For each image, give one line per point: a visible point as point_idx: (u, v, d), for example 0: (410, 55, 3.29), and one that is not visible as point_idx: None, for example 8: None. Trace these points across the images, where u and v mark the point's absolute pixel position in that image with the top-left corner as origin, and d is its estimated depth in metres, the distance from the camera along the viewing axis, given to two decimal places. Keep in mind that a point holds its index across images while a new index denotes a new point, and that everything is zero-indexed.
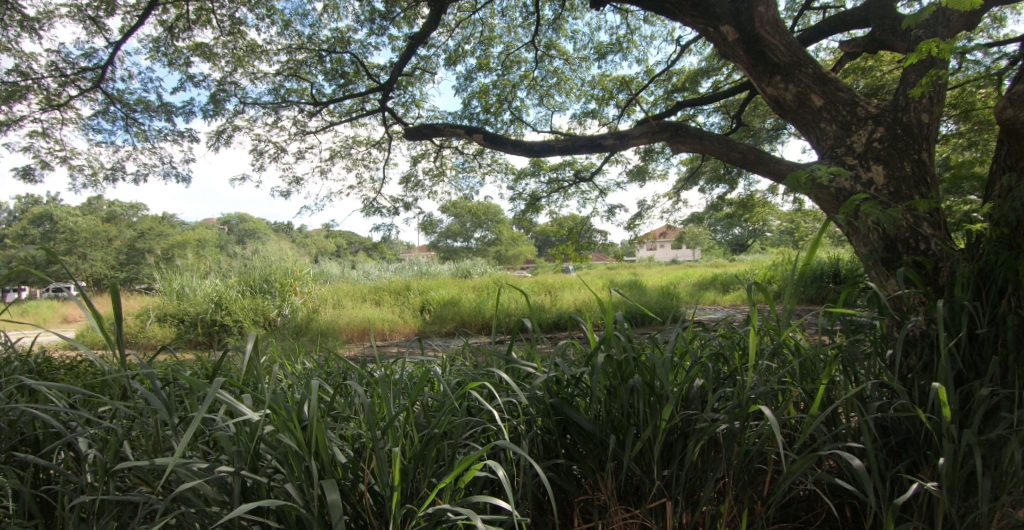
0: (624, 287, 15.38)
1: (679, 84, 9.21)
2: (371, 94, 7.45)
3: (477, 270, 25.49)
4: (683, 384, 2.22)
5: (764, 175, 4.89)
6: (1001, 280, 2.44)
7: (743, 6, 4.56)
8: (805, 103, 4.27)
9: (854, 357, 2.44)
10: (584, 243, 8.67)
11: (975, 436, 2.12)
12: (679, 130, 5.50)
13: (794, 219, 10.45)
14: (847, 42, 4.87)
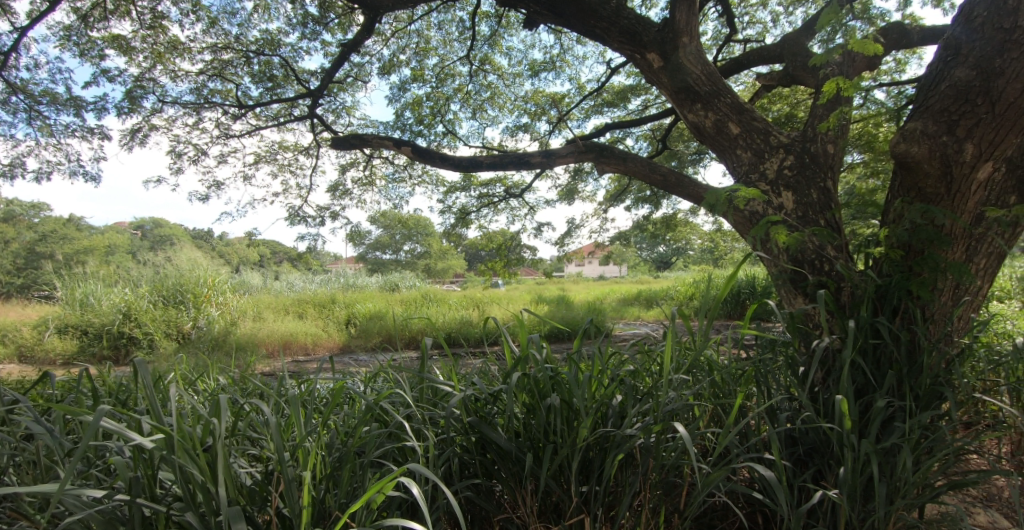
0: (554, 302, 15.54)
1: (609, 102, 9.42)
2: (300, 100, 7.22)
3: (408, 281, 24.94)
4: (601, 400, 2.26)
5: (684, 199, 4.92)
6: (895, 300, 2.59)
7: (668, 36, 4.50)
8: (723, 130, 4.19)
9: (765, 372, 2.56)
10: (513, 259, 8.31)
11: (869, 445, 2.27)
12: (603, 150, 5.30)
13: (714, 239, 10.92)
14: (765, 74, 5.15)
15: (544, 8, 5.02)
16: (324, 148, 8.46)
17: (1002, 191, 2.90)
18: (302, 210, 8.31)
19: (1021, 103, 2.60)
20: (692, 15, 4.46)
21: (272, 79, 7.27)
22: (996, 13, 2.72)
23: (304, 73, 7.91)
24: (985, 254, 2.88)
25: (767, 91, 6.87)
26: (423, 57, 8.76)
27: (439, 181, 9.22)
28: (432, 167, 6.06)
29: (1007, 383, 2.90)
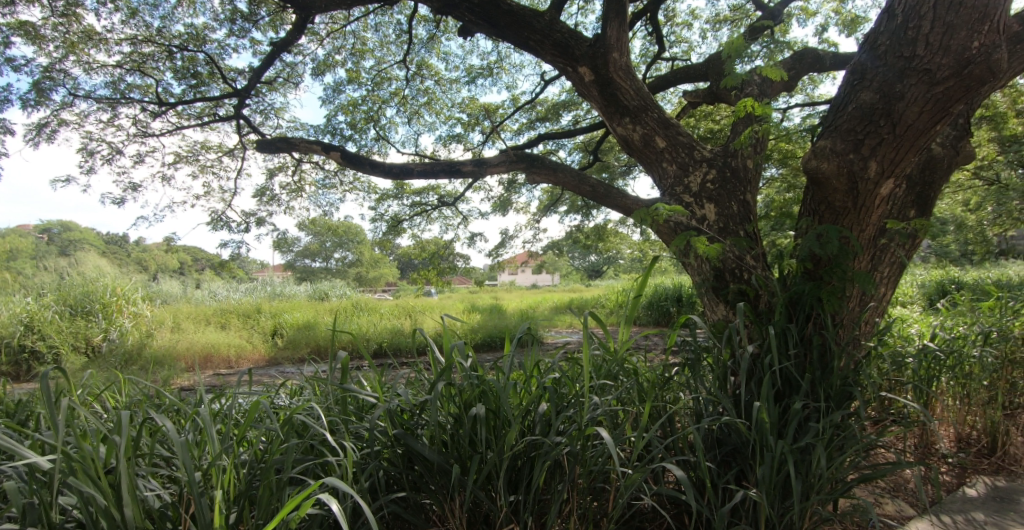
0: (489, 310, 15.51)
1: (542, 114, 9.43)
2: (227, 99, 6.90)
3: (338, 289, 23.96)
4: (525, 408, 2.27)
5: (612, 210, 4.74)
6: (808, 307, 2.68)
7: (599, 50, 4.43)
8: (650, 144, 4.26)
9: (689, 377, 2.63)
10: (446, 267, 8.15)
11: (785, 445, 2.32)
12: (535, 160, 5.17)
13: (643, 248, 11.21)
14: (691, 91, 5.34)
15: (478, 15, 4.77)
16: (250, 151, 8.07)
17: (902, 205, 3.15)
18: (223, 215, 7.90)
19: (918, 126, 2.80)
20: (622, 32, 4.43)
21: (196, 76, 6.91)
22: (898, 40, 2.91)
23: (230, 71, 7.56)
24: (888, 263, 3.14)
25: (692, 108, 7.14)
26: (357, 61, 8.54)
27: (370, 188, 8.96)
28: (362, 174, 5.82)
29: (910, 380, 3.05)
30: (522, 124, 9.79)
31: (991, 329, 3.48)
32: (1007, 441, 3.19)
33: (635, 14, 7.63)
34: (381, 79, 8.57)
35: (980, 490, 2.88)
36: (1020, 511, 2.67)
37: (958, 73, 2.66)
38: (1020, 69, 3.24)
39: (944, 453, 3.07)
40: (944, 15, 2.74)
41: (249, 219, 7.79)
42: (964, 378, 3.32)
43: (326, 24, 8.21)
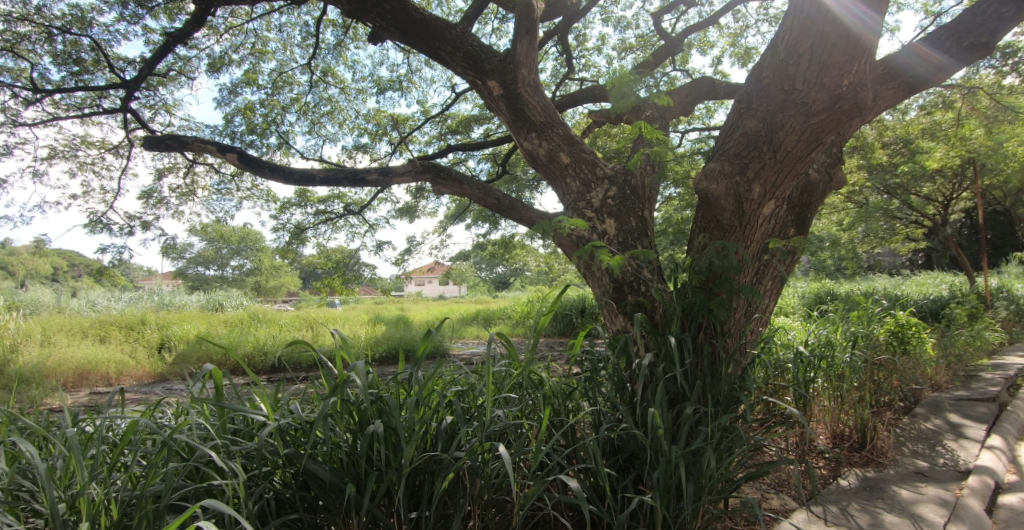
0: (399, 321, 15.20)
1: (452, 127, 9.32)
2: (113, 90, 6.33)
3: (234, 299, 22.33)
4: (423, 423, 2.25)
5: (516, 223, 4.66)
6: (699, 317, 2.81)
7: (508, 66, 4.43)
8: (554, 159, 4.23)
9: (589, 387, 2.70)
10: (351, 276, 7.89)
11: (678, 450, 2.39)
12: (440, 171, 4.98)
13: (548, 261, 11.47)
14: (596, 111, 5.46)
15: (389, 22, 4.58)
16: (136, 148, 7.40)
17: (783, 224, 3.44)
18: (103, 217, 7.23)
19: (796, 153, 3.07)
20: (532, 51, 4.49)
21: (78, 63, 6.28)
22: (780, 73, 3.14)
23: (118, 59, 6.93)
24: (771, 277, 3.38)
25: (597, 127, 7.37)
26: (257, 61, 8.08)
27: (271, 194, 8.48)
28: (262, 178, 5.50)
29: (789, 384, 3.30)
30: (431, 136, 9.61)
31: (857, 336, 3.86)
32: (874, 436, 3.54)
33: (546, 34, 7.74)
34: (283, 82, 8.16)
35: (852, 480, 3.15)
36: (884, 497, 2.95)
37: (830, 107, 2.93)
38: (885, 107, 3.65)
39: (821, 450, 3.34)
40: (820, 54, 2.99)
41: (133, 223, 7.15)
42: (837, 381, 3.65)
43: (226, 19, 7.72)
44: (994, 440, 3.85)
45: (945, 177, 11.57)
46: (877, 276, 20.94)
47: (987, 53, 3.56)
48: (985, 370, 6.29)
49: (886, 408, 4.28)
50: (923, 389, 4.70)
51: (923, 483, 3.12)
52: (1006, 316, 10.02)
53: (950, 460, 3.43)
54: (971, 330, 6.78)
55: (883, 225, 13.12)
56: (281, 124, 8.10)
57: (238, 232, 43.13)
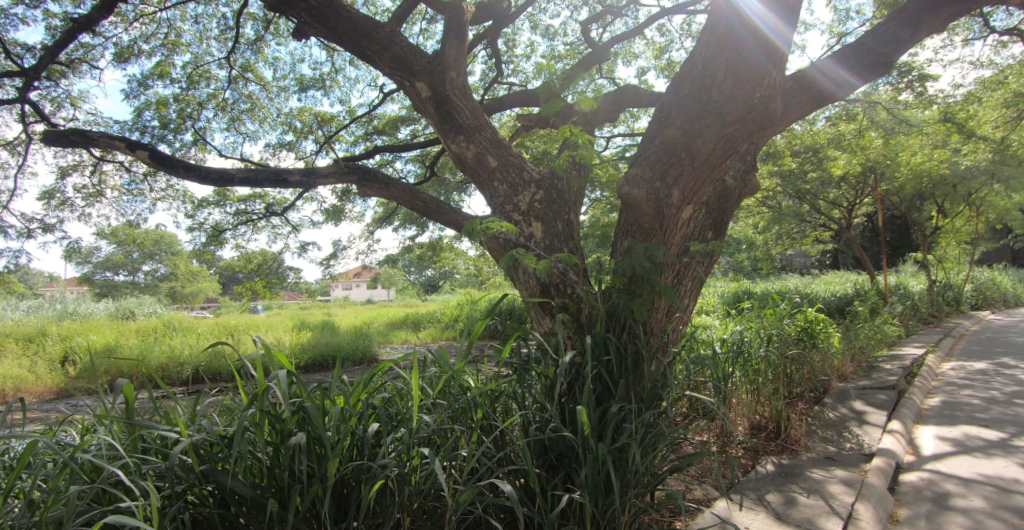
0: (328, 325, 14.88)
1: (378, 127, 9.18)
2: (8, 78, 5.85)
3: (146, 307, 20.94)
4: (349, 431, 2.22)
5: (443, 226, 4.64)
6: (623, 317, 2.89)
7: (436, 68, 4.37)
8: (481, 163, 4.21)
9: (517, 389, 2.74)
10: (274, 279, 7.70)
11: (605, 447, 2.45)
12: (365, 172, 4.89)
13: (478, 263, 11.52)
14: (525, 115, 5.51)
15: (313, 18, 4.45)
16: (32, 143, 6.86)
17: (702, 228, 3.63)
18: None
19: (712, 161, 3.21)
20: (461, 54, 4.43)
21: None
22: (698, 85, 3.27)
23: (14, 46, 6.42)
24: (690, 278, 3.54)
25: (524, 132, 7.45)
26: (171, 54, 7.68)
27: (188, 194, 8.09)
28: (177, 178, 5.22)
29: (709, 379, 3.45)
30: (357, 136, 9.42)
31: (771, 332, 4.08)
32: (788, 425, 3.77)
33: (475, 38, 7.75)
34: (198, 77, 7.81)
35: (770, 468, 3.33)
36: (799, 481, 3.14)
37: (742, 118, 3.09)
38: (796, 118, 3.87)
39: (741, 440, 3.52)
40: (733, 68, 3.15)
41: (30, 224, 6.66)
42: (752, 375, 3.87)
43: (136, 7, 7.28)
44: (893, 424, 4.20)
45: (849, 184, 12.33)
46: (790, 275, 22.30)
47: (886, 70, 3.84)
48: (882, 360, 6.85)
49: (799, 399, 4.57)
50: (831, 380, 5.06)
51: (833, 466, 3.35)
52: (901, 311, 10.96)
53: (856, 444, 3.72)
54: (865, 324, 7.38)
55: (794, 227, 14.05)
56: (197, 120, 7.74)
57: (157, 233, 40.43)
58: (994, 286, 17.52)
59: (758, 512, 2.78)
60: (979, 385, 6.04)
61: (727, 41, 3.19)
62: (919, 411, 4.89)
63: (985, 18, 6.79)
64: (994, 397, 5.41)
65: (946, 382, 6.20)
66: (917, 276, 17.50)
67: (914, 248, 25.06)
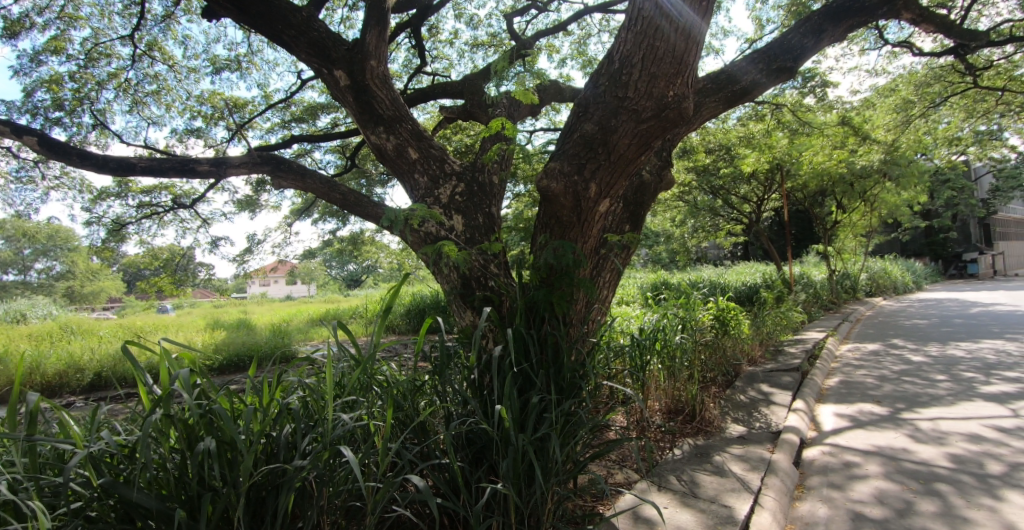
0: (246, 323, 14.39)
1: (297, 115, 8.91)
2: None
3: (37, 310, 19.46)
4: (262, 432, 2.18)
5: (361, 219, 4.53)
6: (543, 310, 3.00)
7: (356, 56, 4.26)
8: (402, 154, 4.13)
9: (441, 382, 2.81)
10: (183, 276, 7.51)
11: (525, 438, 2.53)
12: (279, 163, 4.73)
13: (400, 257, 11.46)
14: (449, 107, 5.48)
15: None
16: None
17: (620, 220, 3.80)
18: None
19: (628, 155, 3.35)
20: (382, 42, 4.36)
21: None
22: (614, 81, 3.36)
23: None
24: (608, 270, 3.74)
25: (446, 124, 7.43)
26: (67, 28, 7.12)
27: (84, 183, 7.58)
28: (71, 167, 4.85)
29: (627, 366, 3.63)
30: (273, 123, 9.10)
31: (686, 320, 4.34)
32: (703, 409, 4.01)
33: (398, 26, 7.65)
34: (98, 55, 7.30)
35: (687, 450, 3.54)
36: (713, 461, 3.36)
37: (657, 114, 3.24)
38: (710, 116, 4.07)
39: (659, 425, 3.71)
40: (649, 66, 3.27)
41: None
42: (669, 362, 4.07)
43: None
44: (797, 404, 4.57)
45: (758, 180, 13.15)
46: (707, 266, 23.49)
47: (791, 77, 4.12)
48: (787, 344, 7.40)
49: (714, 383, 4.86)
50: (742, 364, 5.41)
51: (742, 446, 3.61)
52: (805, 299, 11.87)
53: (765, 423, 4.02)
54: (770, 311, 7.93)
55: (708, 221, 14.64)
56: (95, 101, 7.24)
57: (57, 228, 37.36)
58: (884, 275, 19.31)
59: (673, 493, 2.95)
60: (869, 364, 6.66)
61: (645, 38, 3.30)
62: (819, 390, 5.34)
63: (879, 29, 7.41)
64: (884, 375, 5.97)
65: (843, 363, 6.78)
66: (819, 265, 18.98)
67: (816, 240, 27.20)
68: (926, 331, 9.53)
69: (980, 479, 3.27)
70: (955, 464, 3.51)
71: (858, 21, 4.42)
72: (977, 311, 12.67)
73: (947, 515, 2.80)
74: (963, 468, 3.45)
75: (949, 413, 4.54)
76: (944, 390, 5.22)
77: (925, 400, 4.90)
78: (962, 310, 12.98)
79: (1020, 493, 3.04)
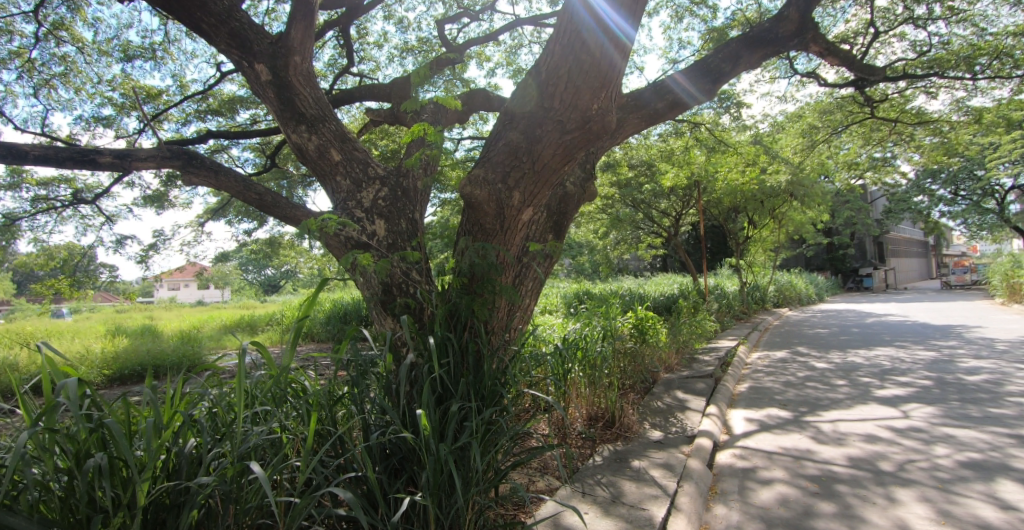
0: (150, 330, 13.43)
1: (215, 107, 8.51)
2: None
3: None
4: (162, 446, 2.04)
5: (277, 220, 4.34)
6: (464, 316, 3.04)
7: (279, 50, 4.16)
8: (323, 155, 4.02)
9: (358, 393, 2.77)
10: (83, 277, 7.00)
11: (446, 447, 2.50)
12: (192, 158, 4.52)
13: (322, 262, 11.18)
14: (375, 110, 5.41)
15: None
16: None
17: (543, 230, 3.91)
18: None
19: (552, 166, 3.44)
20: (308, 39, 4.31)
21: None
22: (540, 93, 3.45)
23: None
24: (530, 278, 3.82)
25: (371, 127, 7.36)
26: None
27: None
28: None
29: (548, 374, 3.72)
30: (188, 114, 8.63)
31: (605, 329, 4.51)
32: (623, 414, 4.18)
33: (326, 23, 7.49)
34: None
35: (608, 455, 3.66)
36: (632, 467, 3.48)
37: (581, 126, 3.34)
38: (632, 132, 4.26)
39: (580, 432, 3.82)
40: (574, 79, 3.38)
41: None
42: (590, 369, 4.19)
43: None
44: (710, 408, 4.83)
45: (677, 195, 13.88)
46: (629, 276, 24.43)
47: (709, 98, 4.36)
48: (701, 352, 7.79)
49: (632, 390, 5.06)
50: (659, 371, 5.64)
51: (660, 450, 3.77)
52: (718, 308, 12.64)
53: (680, 428, 4.23)
54: (685, 320, 8.35)
55: (630, 233, 15.21)
56: None
57: None
58: (790, 287, 20.83)
59: (595, 499, 3.01)
60: (776, 370, 7.14)
61: (572, 53, 3.42)
62: (731, 395, 5.67)
63: (789, 59, 8.02)
64: (788, 381, 6.43)
65: (753, 370, 7.23)
66: (732, 277, 20.21)
67: (728, 253, 28.96)
68: (826, 339, 10.34)
69: (873, 477, 3.58)
70: (852, 463, 3.82)
71: (770, 51, 4.77)
72: (870, 321, 13.94)
73: (845, 514, 3.03)
74: (859, 467, 3.76)
75: (847, 415, 4.94)
76: (842, 394, 5.68)
77: (825, 403, 5.31)
78: (858, 320, 14.19)
79: (907, 488, 3.37)
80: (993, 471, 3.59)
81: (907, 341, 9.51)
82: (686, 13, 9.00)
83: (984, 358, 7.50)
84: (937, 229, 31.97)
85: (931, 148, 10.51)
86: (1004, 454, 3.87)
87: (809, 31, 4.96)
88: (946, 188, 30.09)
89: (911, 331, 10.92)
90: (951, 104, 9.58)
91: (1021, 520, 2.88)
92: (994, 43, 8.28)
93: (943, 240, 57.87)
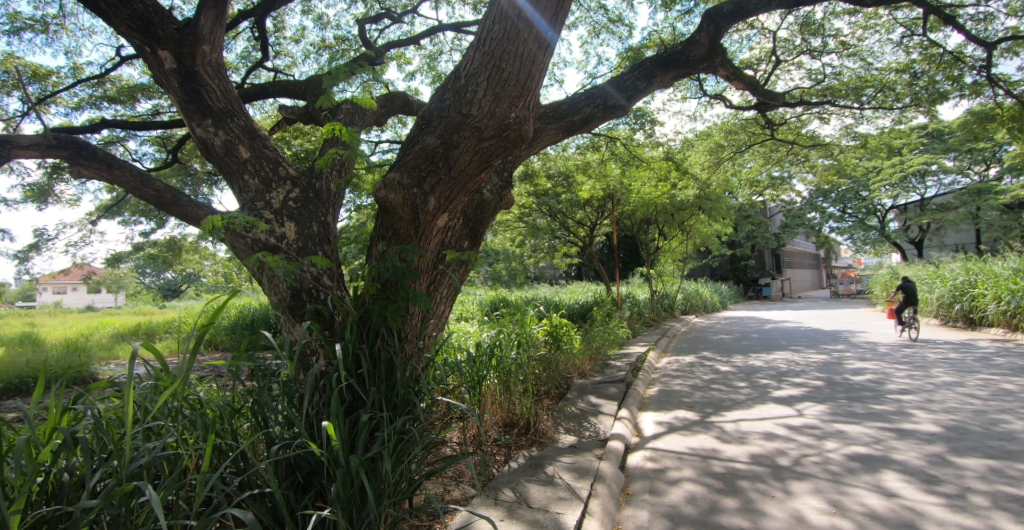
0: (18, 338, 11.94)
1: (111, 93, 7.79)
2: None
3: None
4: (38, 468, 1.79)
5: (178, 220, 4.04)
6: (376, 324, 2.97)
7: (185, 38, 3.88)
8: (230, 152, 3.79)
9: (262, 403, 2.62)
10: None
11: (356, 458, 2.40)
12: (81, 148, 4.11)
13: (229, 266, 10.55)
14: (288, 107, 5.18)
15: None
16: None
17: (459, 237, 3.94)
18: None
19: (468, 173, 3.46)
20: (219, 28, 4.05)
21: None
22: (459, 97, 3.45)
23: None
24: (444, 285, 3.85)
25: (284, 125, 7.06)
26: None
27: None
28: None
29: (463, 381, 3.71)
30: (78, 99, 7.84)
31: (521, 336, 4.59)
32: (538, 420, 4.26)
33: (240, 13, 7.09)
34: None
35: (526, 461, 3.69)
36: (547, 471, 3.55)
37: (498, 134, 3.39)
38: (550, 143, 4.38)
39: (497, 439, 3.84)
40: (494, 86, 3.42)
41: None
42: (505, 376, 4.24)
43: None
44: (622, 413, 5.04)
45: (594, 206, 14.42)
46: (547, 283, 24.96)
47: (622, 114, 4.59)
48: (614, 358, 8.08)
49: (548, 396, 5.18)
50: (573, 377, 5.80)
51: (573, 454, 3.87)
52: (630, 316, 13.24)
53: (593, 432, 4.37)
54: (599, 327, 8.66)
55: (548, 241, 15.57)
56: None
57: None
58: (697, 295, 22.27)
59: (507, 504, 3.03)
60: (684, 374, 7.55)
61: (491, 61, 3.46)
62: (641, 399, 5.92)
63: (699, 80, 8.56)
64: (694, 384, 6.84)
65: (661, 374, 7.62)
66: (643, 286, 21.26)
67: (641, 262, 30.45)
68: (728, 344, 11.12)
69: (773, 472, 3.87)
70: (754, 460, 4.11)
71: (682, 72, 5.09)
72: (767, 326, 15.14)
73: (747, 509, 3.25)
74: (760, 463, 4.06)
75: (748, 415, 5.31)
76: (744, 395, 6.10)
77: (727, 405, 5.69)
78: (756, 326, 15.41)
79: (803, 482, 3.66)
80: (875, 462, 4.00)
81: (801, 345, 10.41)
82: (604, 30, 9.35)
83: (866, 360, 8.37)
84: (828, 243, 35.40)
85: (823, 169, 11.62)
86: (884, 446, 4.32)
87: (717, 56, 5.31)
88: (836, 206, 33.35)
89: (802, 336, 12.00)
90: (841, 130, 10.63)
91: (900, 506, 3.21)
92: (878, 78, 9.30)
93: (834, 253, 63.98)
